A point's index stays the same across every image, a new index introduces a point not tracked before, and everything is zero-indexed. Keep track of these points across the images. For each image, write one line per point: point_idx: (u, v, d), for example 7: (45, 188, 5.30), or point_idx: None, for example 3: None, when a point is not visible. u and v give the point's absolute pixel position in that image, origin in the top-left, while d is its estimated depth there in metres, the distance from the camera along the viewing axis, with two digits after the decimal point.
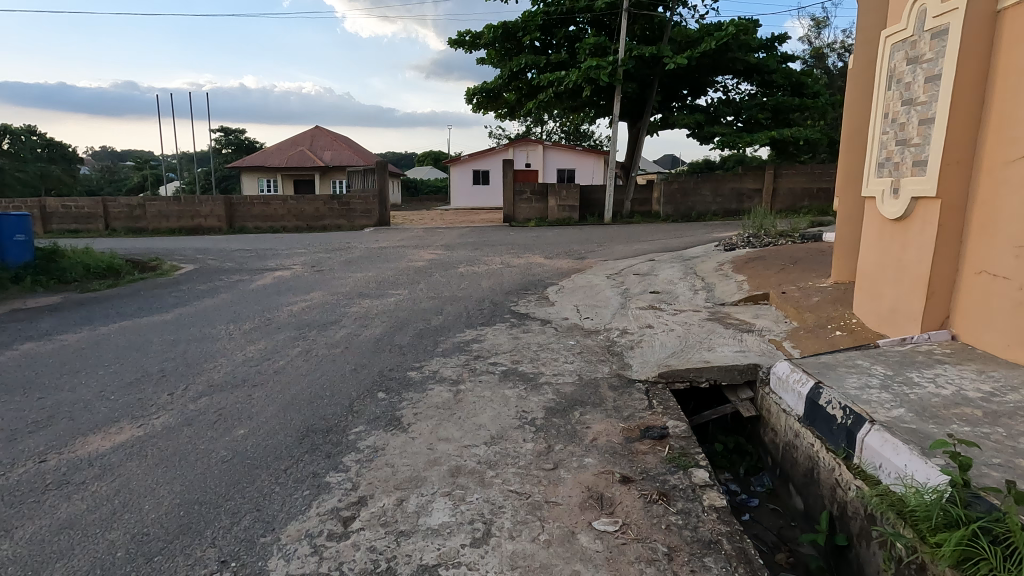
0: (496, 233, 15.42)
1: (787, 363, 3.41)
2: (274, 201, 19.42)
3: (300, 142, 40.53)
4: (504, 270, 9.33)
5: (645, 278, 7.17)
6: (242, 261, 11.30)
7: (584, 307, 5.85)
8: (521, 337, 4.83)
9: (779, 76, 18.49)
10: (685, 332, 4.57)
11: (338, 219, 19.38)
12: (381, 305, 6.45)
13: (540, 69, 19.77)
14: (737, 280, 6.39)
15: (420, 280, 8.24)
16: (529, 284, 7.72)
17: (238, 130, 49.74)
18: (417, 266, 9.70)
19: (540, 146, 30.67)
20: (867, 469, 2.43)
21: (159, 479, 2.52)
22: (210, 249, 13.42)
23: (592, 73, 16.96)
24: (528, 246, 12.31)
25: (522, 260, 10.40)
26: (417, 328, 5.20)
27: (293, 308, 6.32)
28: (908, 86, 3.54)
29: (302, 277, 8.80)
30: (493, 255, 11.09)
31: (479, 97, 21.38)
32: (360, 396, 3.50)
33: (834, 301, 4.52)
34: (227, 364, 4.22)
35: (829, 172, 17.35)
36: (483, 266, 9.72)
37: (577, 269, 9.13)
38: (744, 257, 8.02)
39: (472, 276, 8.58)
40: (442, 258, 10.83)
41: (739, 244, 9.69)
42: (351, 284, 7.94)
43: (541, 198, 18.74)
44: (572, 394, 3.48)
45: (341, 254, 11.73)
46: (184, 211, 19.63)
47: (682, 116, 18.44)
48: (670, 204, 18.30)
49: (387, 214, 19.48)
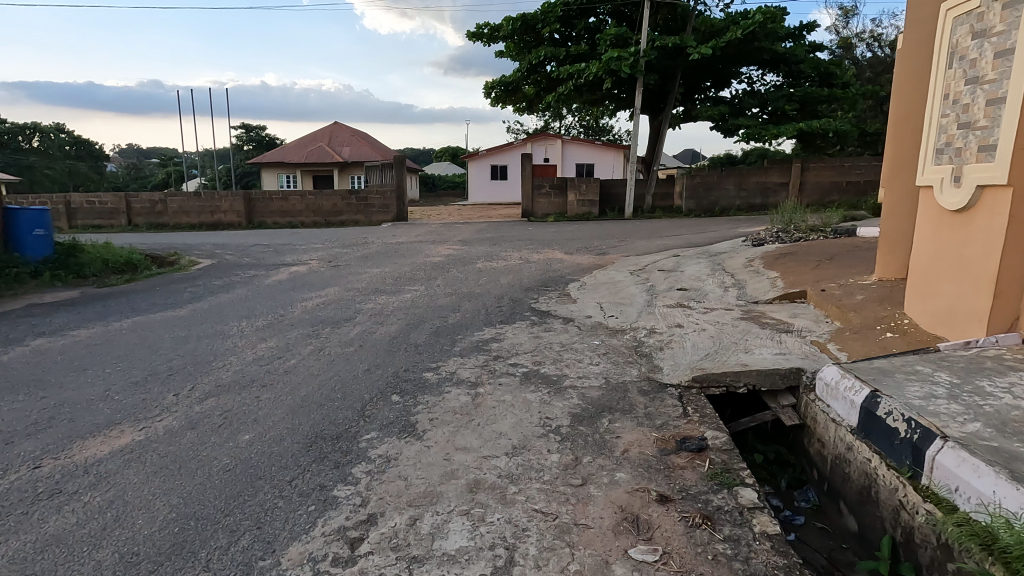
0: (515, 229, 15.17)
1: (836, 369, 3.12)
2: (293, 196, 19.42)
3: (319, 138, 40.74)
4: (524, 265, 9.09)
5: (671, 274, 6.86)
6: (259, 256, 11.24)
7: (607, 305, 5.58)
8: (543, 336, 4.58)
9: (806, 66, 17.88)
10: (718, 332, 4.28)
11: (356, 214, 19.32)
12: (397, 302, 6.25)
13: (559, 61, 19.43)
14: (770, 277, 6.06)
15: (437, 276, 8.05)
16: (549, 280, 7.46)
17: (259, 127, 50.32)
18: (434, 262, 9.50)
19: (559, 141, 30.29)
20: (939, 492, 2.15)
21: (156, 491, 2.34)
22: (228, 244, 13.41)
23: (613, 64, 16.57)
24: (547, 241, 12.03)
25: (541, 256, 10.14)
26: (434, 326, 5.00)
27: (307, 304, 6.16)
28: (973, 63, 3.20)
29: (318, 272, 8.67)
30: (511, 251, 10.85)
31: (497, 91, 21.13)
32: (373, 399, 3.29)
33: (881, 300, 4.18)
34: (236, 362, 4.06)
35: (859, 165, 16.74)
36: (502, 262, 9.48)
37: (599, 265, 8.85)
38: (776, 252, 7.65)
39: (490, 272, 8.36)
40: (459, 254, 10.62)
41: (768, 239, 9.30)
42: (367, 280, 7.78)
43: (560, 193, 18.44)
44: (599, 400, 3.24)
45: (358, 250, 11.60)
46: (204, 207, 19.76)
47: (705, 109, 17.96)
48: (693, 199, 17.85)
49: (405, 209, 19.36)
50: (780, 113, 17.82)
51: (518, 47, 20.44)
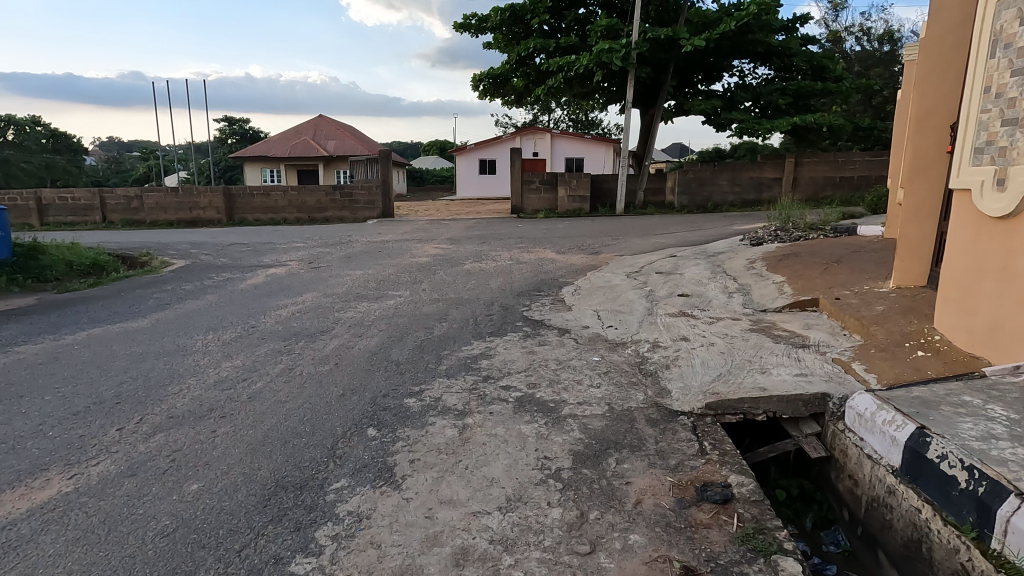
0: (504, 226, 14.77)
1: (870, 397, 2.77)
2: (275, 191, 18.82)
3: (303, 132, 39.94)
4: (514, 267, 8.69)
5: (670, 278, 6.51)
6: (237, 256, 10.73)
7: (605, 313, 5.22)
8: (537, 351, 4.19)
9: (799, 60, 17.63)
10: (729, 346, 3.93)
11: (341, 210, 18.78)
12: (380, 309, 5.84)
13: (549, 53, 19.01)
14: (775, 281, 5.72)
15: (423, 279, 7.63)
16: (541, 283, 7.08)
17: (243, 120, 49.42)
18: (420, 263, 9.08)
19: (549, 134, 29.87)
20: (1015, 561, 1.82)
21: (74, 568, 1.93)
22: (206, 243, 12.87)
23: (604, 56, 16.16)
24: (538, 239, 11.65)
25: (533, 256, 9.75)
26: (418, 339, 4.59)
27: (281, 313, 5.72)
28: (1022, 52, 2.85)
29: (297, 274, 8.21)
30: (501, 250, 10.45)
31: (485, 83, 20.68)
32: (346, 434, 2.89)
33: (904, 312, 3.86)
34: (194, 387, 3.62)
35: (853, 160, 16.53)
36: (491, 262, 9.09)
37: (593, 266, 8.48)
38: (778, 253, 7.33)
39: (479, 274, 7.95)
40: (447, 253, 10.19)
41: (767, 238, 9.01)
42: (348, 283, 7.35)
43: (550, 189, 18.06)
44: (602, 432, 2.86)
45: (341, 249, 11.14)
46: (182, 203, 19.09)
47: (698, 103, 17.64)
48: (685, 194, 17.55)
49: (391, 206, 18.86)
50: (774, 107, 17.55)
51: (507, 38, 20.00)
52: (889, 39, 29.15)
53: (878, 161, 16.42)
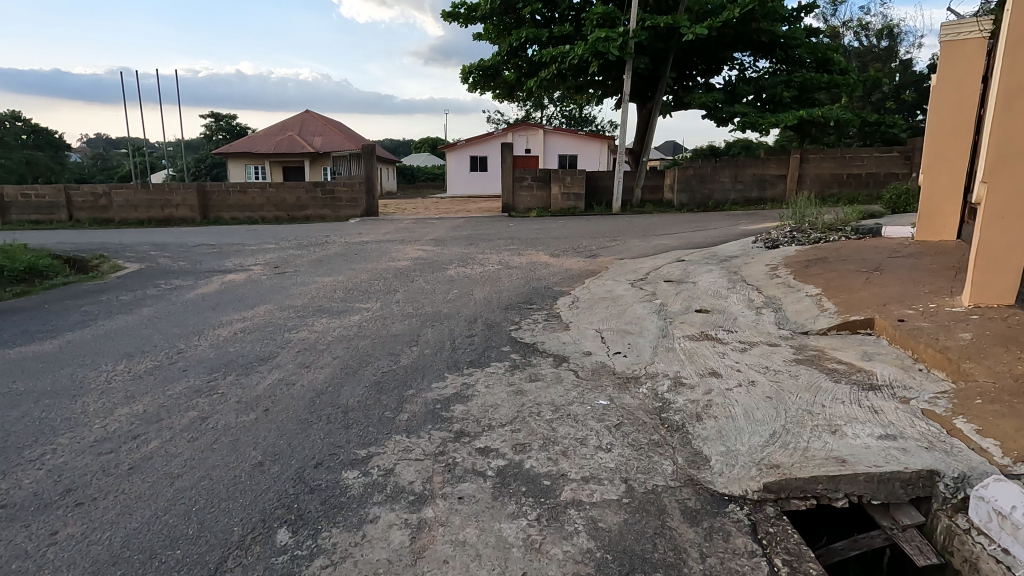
0: (494, 225, 13.86)
1: (1016, 489, 1.89)
2: (252, 188, 17.79)
3: (289, 127, 38.84)
4: (503, 272, 7.77)
5: (682, 289, 5.63)
6: (198, 259, 9.73)
7: (610, 334, 4.32)
8: (528, 391, 3.29)
9: (804, 51, 16.83)
10: (775, 387, 3.04)
11: (322, 209, 17.77)
12: (341, 327, 4.91)
13: (542, 44, 18.12)
14: (810, 293, 4.85)
15: (399, 287, 6.71)
16: (533, 294, 6.17)
17: (230, 115, 48.38)
18: (399, 267, 8.16)
19: (542, 130, 28.99)
20: None
21: None
22: (171, 244, 11.87)
23: (600, 45, 15.26)
24: (530, 241, 10.75)
25: (524, 259, 8.85)
26: (378, 373, 3.67)
27: (222, 332, 4.77)
28: None
29: (258, 282, 7.27)
30: (489, 253, 9.53)
31: (475, 75, 19.77)
32: (246, 541, 1.97)
33: (1003, 345, 3.01)
34: (64, 447, 2.67)
35: (860, 156, 15.78)
36: (479, 267, 8.17)
37: (591, 271, 7.59)
38: (802, 259, 6.46)
39: (464, 282, 7.04)
40: (429, 257, 9.26)
41: (783, 241, 8.16)
42: (311, 293, 6.42)
43: (543, 186, 17.17)
44: (620, 537, 1.96)
45: (315, 252, 10.18)
46: (153, 201, 18.00)
47: (698, 95, 16.80)
48: (685, 192, 16.68)
49: (375, 203, 17.89)
50: (778, 100, 16.72)
51: (498, 29, 19.11)
52: (888, 34, 28.58)
53: (887, 157, 15.65)
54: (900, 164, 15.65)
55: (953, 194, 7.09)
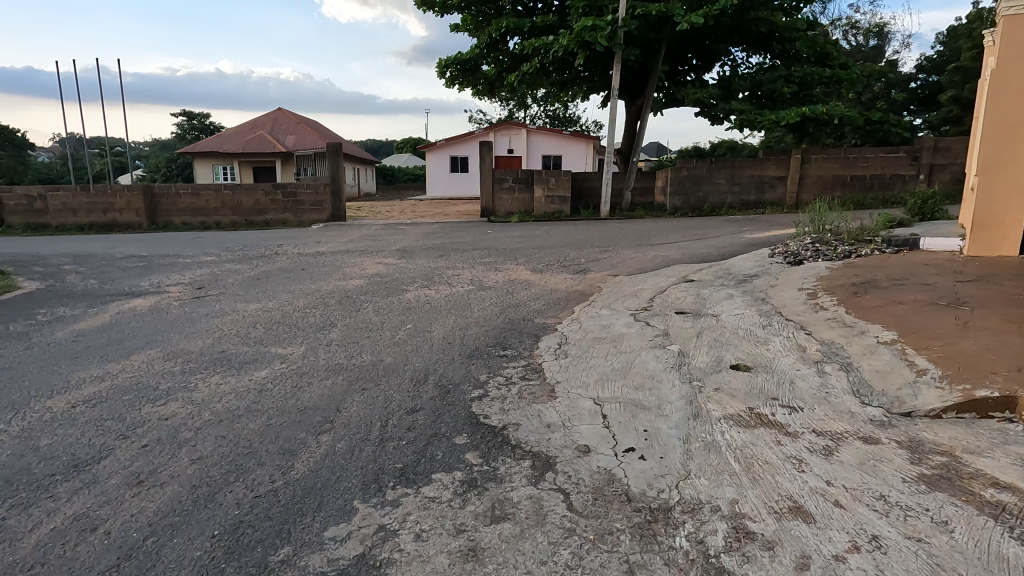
0: (470, 232, 12.50)
1: None
2: (205, 190, 16.19)
3: (260, 126, 37.08)
4: (473, 295, 6.38)
5: (702, 327, 4.31)
6: (116, 276, 8.21)
7: (615, 411, 2.97)
8: (487, 554, 1.90)
9: (802, 44, 15.72)
10: (923, 561, 1.71)
11: (284, 213, 16.23)
12: (234, 391, 3.47)
13: (524, 35, 16.80)
14: (883, 340, 3.57)
15: (339, 319, 5.32)
16: (509, 330, 4.82)
17: (203, 114, 46.89)
18: (349, 289, 6.74)
19: (525, 130, 27.67)
20: None
21: None
22: (96, 254, 10.29)
23: (587, 35, 13.95)
24: (508, 252, 9.40)
25: (501, 277, 7.49)
26: (244, 500, 2.25)
27: (55, 404, 3.32)
28: None
29: (165, 310, 5.82)
30: (460, 268, 8.16)
31: (452, 69, 18.43)
32: None
33: None
34: None
35: (864, 156, 14.77)
36: (446, 288, 6.77)
37: (581, 295, 6.27)
38: (844, 282, 5.20)
39: (424, 310, 5.66)
40: (389, 273, 7.87)
41: (806, 255, 6.94)
42: (222, 329, 4.99)
43: (524, 188, 15.84)
44: None
45: (259, 266, 8.73)
46: (95, 204, 16.29)
47: (692, 91, 15.63)
48: (678, 194, 15.43)
49: (342, 207, 16.23)
50: (777, 96, 15.59)
51: (476, 20, 17.80)
52: (877, 33, 28.06)
53: (893, 157, 14.68)
54: (907, 165, 14.70)
55: (1014, 199, 5.94)
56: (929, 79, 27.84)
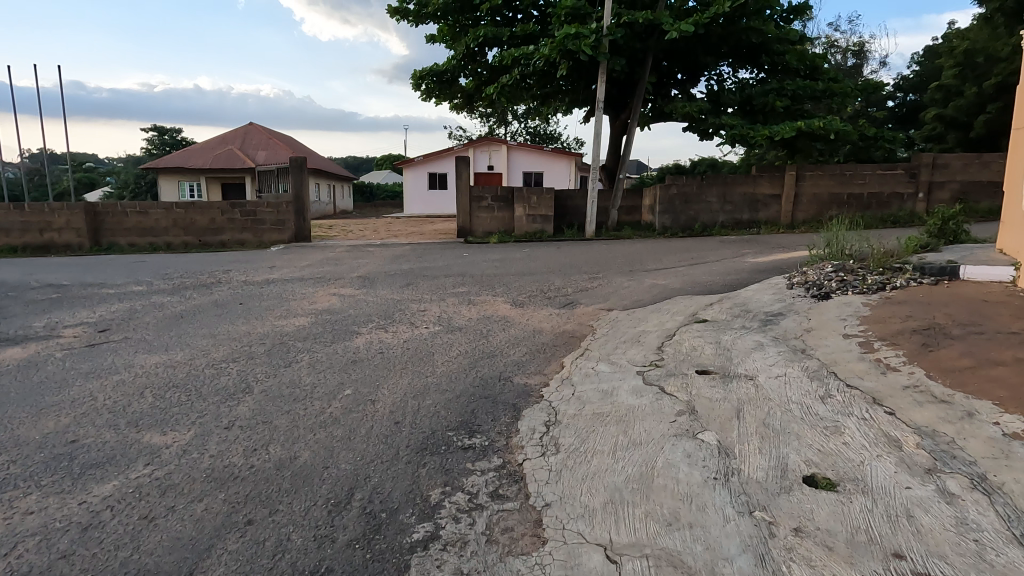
0: (444, 255, 11.36)
1: None
2: (154, 208, 14.80)
3: (230, 141, 35.65)
4: (438, 340, 5.20)
5: (737, 398, 3.21)
6: (14, 312, 6.87)
7: None
8: None
9: (792, 56, 15.06)
10: None
11: (241, 233, 14.92)
12: (42, 531, 2.23)
13: (503, 45, 15.92)
14: (1011, 432, 2.50)
15: (260, 379, 4.09)
16: (479, 397, 3.66)
17: (175, 129, 45.61)
18: (286, 330, 5.52)
19: (505, 146, 26.80)
20: None
21: None
22: (7, 284, 8.88)
23: (570, 43, 13.06)
24: (485, 280, 8.26)
25: (474, 313, 6.33)
26: None
27: None
28: None
29: (39, 365, 4.53)
30: (427, 302, 6.99)
31: (428, 81, 17.45)
32: None
33: None
34: None
35: (861, 174, 14.07)
36: (406, 330, 5.59)
37: (570, 341, 5.16)
38: (900, 328, 4.17)
39: (374, 363, 4.48)
40: (343, 307, 6.69)
41: (832, 286, 5.94)
42: (93, 399, 3.73)
43: (504, 206, 14.77)
44: None
45: (192, 298, 7.45)
46: (30, 224, 14.77)
47: (680, 104, 14.82)
48: (668, 213, 14.49)
49: (306, 226, 15.08)
50: (769, 110, 14.85)
51: (453, 31, 16.90)
52: (856, 52, 28.02)
53: (891, 175, 14.01)
54: (905, 182, 14.02)
55: None
56: (906, 97, 27.82)
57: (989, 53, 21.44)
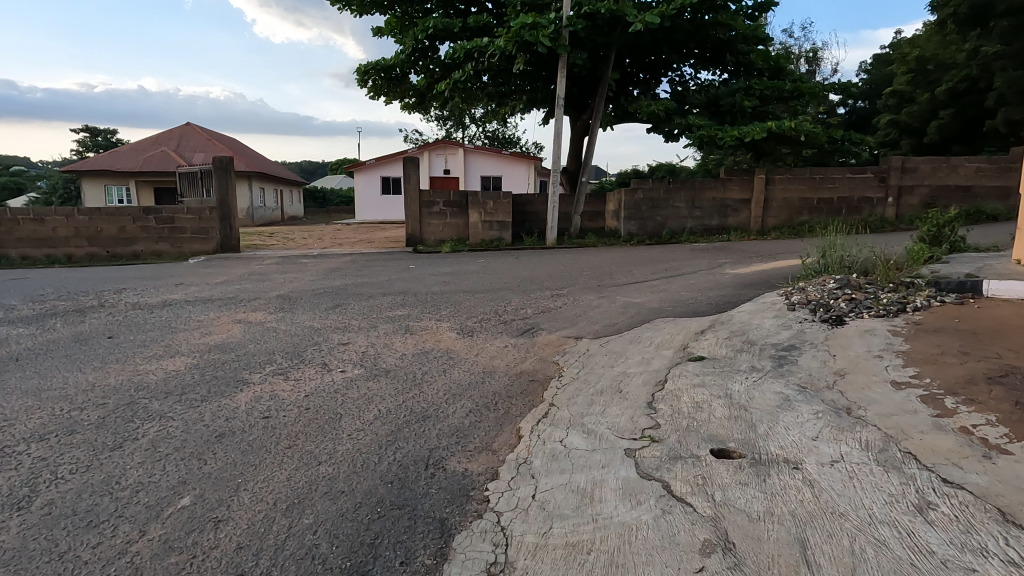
0: (387, 268, 9.99)
1: None
2: (53, 215, 12.83)
3: (163, 142, 33.04)
4: (354, 390, 3.89)
5: (790, 512, 2.06)
6: None
7: None
8: None
9: (757, 56, 14.41)
10: None
11: (158, 243, 13.11)
12: None
13: (455, 38, 14.68)
14: None
15: (60, 475, 2.71)
16: (392, 505, 2.38)
17: (109, 131, 42.50)
18: (148, 381, 4.10)
19: (461, 149, 25.57)
20: None
21: None
22: None
23: (527, 34, 11.94)
24: (431, 300, 6.98)
25: (409, 348, 5.04)
26: None
27: None
28: None
29: None
30: (355, 331, 5.65)
31: (375, 76, 16.00)
32: None
33: None
34: None
35: (831, 177, 13.50)
36: (314, 375, 4.23)
37: (530, 390, 3.96)
38: (970, 374, 3.11)
39: (250, 436, 3.12)
40: (244, 340, 5.30)
41: (845, 307, 4.93)
42: None
43: (457, 212, 13.50)
44: None
45: (53, 329, 5.88)
46: None
47: (645, 103, 13.90)
48: (634, 219, 13.54)
49: (234, 235, 13.41)
50: (736, 110, 14.11)
51: (402, 23, 15.55)
52: (808, 59, 28.15)
53: (861, 178, 13.49)
54: (875, 187, 13.53)
55: None
56: (857, 104, 28.08)
57: (939, 60, 21.55)
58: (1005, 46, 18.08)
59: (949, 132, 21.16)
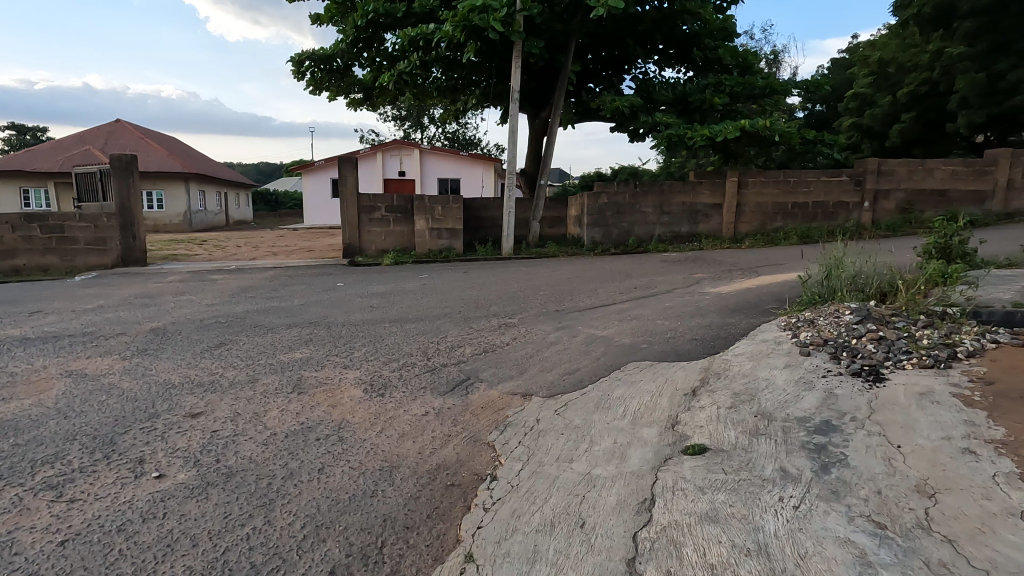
0: (311, 286, 8.43)
1: None
2: None
3: (89, 140, 30.13)
4: (154, 526, 2.38)
5: None
6: None
7: None
8: None
9: (725, 51, 13.43)
10: None
11: (44, 255, 11.12)
12: None
13: (398, 24, 13.16)
14: None
15: None
16: None
17: (38, 129, 39.15)
18: None
19: (417, 150, 24.05)
20: None
21: None
22: None
23: (476, 17, 10.54)
24: (347, 335, 5.50)
25: (288, 421, 3.54)
26: None
27: None
28: None
29: None
30: (225, 389, 4.12)
31: (312, 68, 14.29)
32: None
33: None
34: None
35: (805, 180, 12.62)
36: (109, 488, 2.70)
37: (447, 505, 2.56)
38: None
39: None
40: (55, 410, 3.70)
41: (877, 352, 3.71)
42: None
43: (400, 218, 11.99)
44: None
45: None
46: None
47: (608, 99, 12.71)
48: (598, 226, 12.33)
49: (138, 245, 11.49)
50: (706, 108, 13.06)
51: (341, 8, 13.92)
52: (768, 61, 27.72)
53: (836, 181, 12.65)
54: (850, 191, 12.71)
55: None
56: (815, 108, 27.78)
57: (900, 62, 21.16)
58: (967, 48, 17.41)
59: (911, 136, 20.79)
